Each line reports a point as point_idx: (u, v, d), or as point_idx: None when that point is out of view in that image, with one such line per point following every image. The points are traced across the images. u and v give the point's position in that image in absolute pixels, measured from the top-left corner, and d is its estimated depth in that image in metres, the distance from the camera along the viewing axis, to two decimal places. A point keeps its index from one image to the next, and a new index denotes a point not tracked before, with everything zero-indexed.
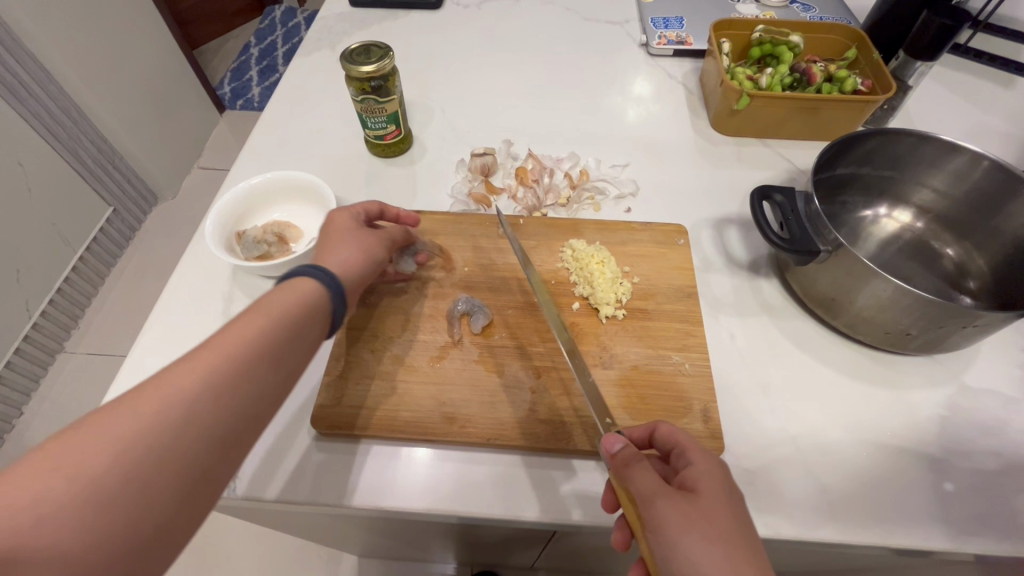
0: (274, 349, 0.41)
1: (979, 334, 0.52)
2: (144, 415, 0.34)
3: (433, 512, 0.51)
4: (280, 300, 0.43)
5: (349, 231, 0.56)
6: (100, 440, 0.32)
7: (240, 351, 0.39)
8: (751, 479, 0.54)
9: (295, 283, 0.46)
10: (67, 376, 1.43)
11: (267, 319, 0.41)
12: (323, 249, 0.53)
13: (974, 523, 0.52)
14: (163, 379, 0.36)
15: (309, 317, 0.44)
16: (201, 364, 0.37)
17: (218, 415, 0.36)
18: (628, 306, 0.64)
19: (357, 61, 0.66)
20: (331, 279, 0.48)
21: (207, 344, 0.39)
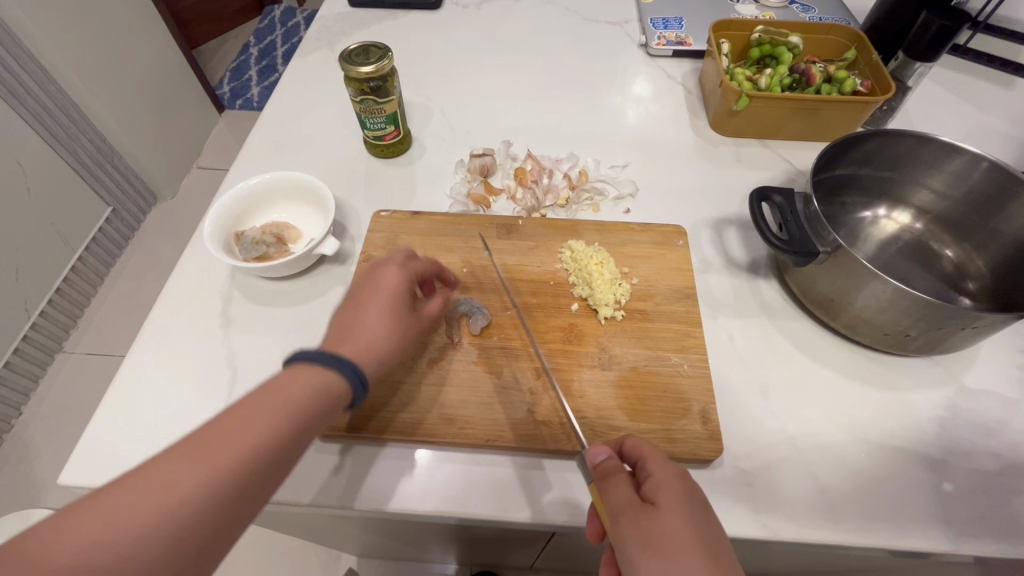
0: (284, 451, 0.38)
1: (979, 335, 0.52)
2: (245, 437, 0.37)
3: (432, 513, 0.51)
4: (302, 393, 0.40)
5: (387, 300, 0.50)
6: (209, 456, 0.35)
7: (247, 454, 0.36)
8: (751, 480, 0.54)
9: (322, 373, 0.42)
10: (66, 375, 1.43)
11: (283, 417, 0.38)
12: (356, 318, 0.48)
13: (973, 524, 0.52)
14: (164, 479, 0.34)
15: (327, 413, 0.41)
16: (204, 468, 0.35)
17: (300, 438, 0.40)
18: (627, 307, 0.64)
19: (356, 61, 0.66)
20: (363, 390, 0.44)
21: (216, 438, 0.36)
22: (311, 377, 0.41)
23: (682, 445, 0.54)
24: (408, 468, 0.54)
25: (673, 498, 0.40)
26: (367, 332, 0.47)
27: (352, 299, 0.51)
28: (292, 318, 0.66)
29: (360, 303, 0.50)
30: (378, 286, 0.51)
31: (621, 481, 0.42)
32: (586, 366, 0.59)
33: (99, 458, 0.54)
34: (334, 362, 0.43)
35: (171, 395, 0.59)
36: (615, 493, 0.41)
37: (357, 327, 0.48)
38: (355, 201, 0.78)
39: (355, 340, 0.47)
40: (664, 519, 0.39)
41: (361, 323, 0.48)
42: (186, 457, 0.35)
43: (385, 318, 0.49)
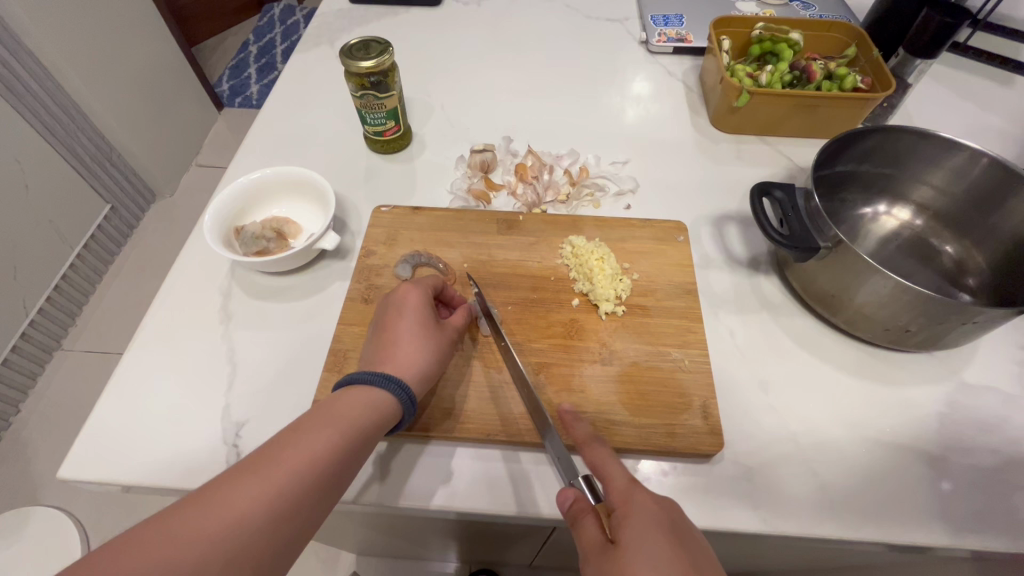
0: (335, 471, 0.41)
1: (979, 331, 0.52)
2: (282, 464, 0.39)
3: (441, 508, 0.51)
4: (351, 414, 0.44)
5: (413, 330, 0.52)
6: (253, 482, 0.37)
7: (303, 470, 0.39)
8: (751, 475, 0.54)
9: (368, 395, 0.46)
10: (64, 373, 1.42)
11: (337, 435, 0.42)
12: (388, 352, 0.51)
13: (974, 519, 0.52)
14: (230, 491, 0.37)
15: (372, 436, 0.44)
16: (266, 481, 0.38)
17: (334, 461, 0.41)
18: (627, 303, 0.64)
19: (357, 56, 0.66)
20: (412, 405, 0.48)
21: (274, 455, 0.39)
22: (361, 398, 0.45)
23: (683, 440, 0.54)
24: (427, 467, 0.54)
25: (642, 523, 0.40)
26: (406, 353, 0.50)
27: (381, 324, 0.54)
28: (292, 313, 0.65)
29: (391, 326, 0.53)
30: (405, 309, 0.54)
31: (592, 519, 0.42)
32: (587, 361, 0.59)
33: (99, 453, 0.54)
34: (380, 381, 0.47)
35: (171, 391, 0.59)
36: (588, 535, 0.41)
37: (395, 350, 0.51)
38: (355, 197, 0.78)
39: (396, 361, 0.50)
40: (635, 548, 0.38)
41: (398, 346, 0.51)
42: (250, 472, 0.38)
43: (420, 337, 0.52)
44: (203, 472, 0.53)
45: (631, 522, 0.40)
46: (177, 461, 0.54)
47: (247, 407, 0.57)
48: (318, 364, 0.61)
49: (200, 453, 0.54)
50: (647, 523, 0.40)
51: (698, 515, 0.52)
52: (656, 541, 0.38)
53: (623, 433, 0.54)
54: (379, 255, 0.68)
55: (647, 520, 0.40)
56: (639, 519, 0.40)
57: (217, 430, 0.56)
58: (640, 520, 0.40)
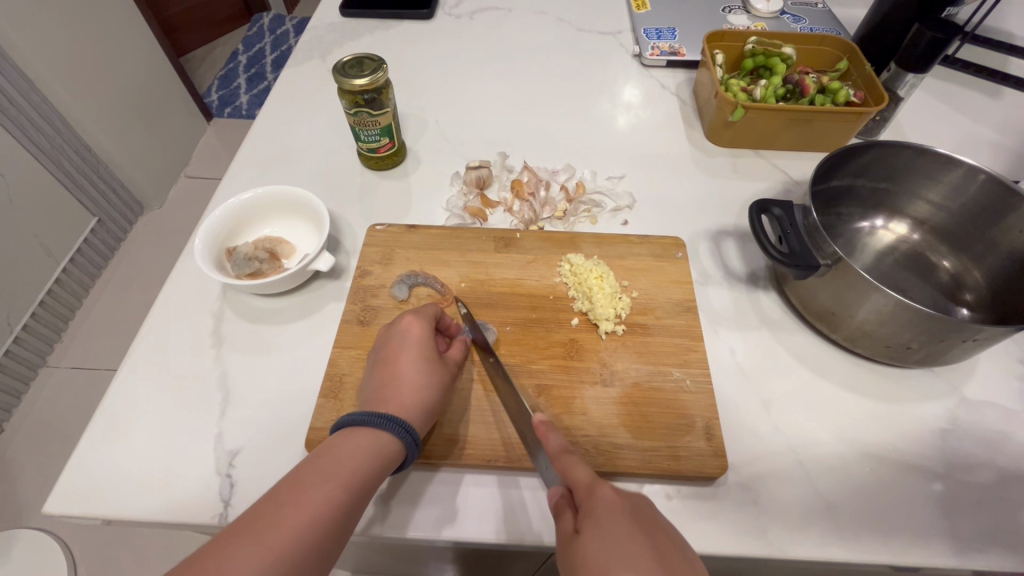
0: (337, 526, 0.40)
1: (980, 347, 0.52)
2: (285, 521, 0.38)
3: (433, 537, 0.50)
4: (355, 463, 0.42)
5: (414, 364, 0.51)
6: (255, 542, 0.36)
7: (305, 529, 0.38)
8: (755, 497, 0.53)
9: (371, 439, 0.44)
10: (49, 391, 1.39)
11: (339, 490, 0.40)
12: (390, 389, 0.49)
13: (980, 539, 0.51)
14: (232, 556, 0.35)
15: (376, 483, 0.43)
16: (265, 543, 0.36)
17: (339, 517, 0.40)
18: (627, 322, 0.63)
19: (351, 74, 0.65)
20: (416, 446, 0.47)
21: (276, 512, 0.38)
22: (365, 442, 0.44)
23: (687, 463, 0.53)
24: (424, 495, 0.53)
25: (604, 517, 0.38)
26: (409, 388, 0.49)
27: (383, 357, 0.52)
28: (285, 337, 0.64)
29: (393, 361, 0.51)
30: (408, 342, 0.52)
31: (568, 514, 0.41)
32: (588, 383, 0.58)
33: (83, 485, 0.52)
34: (384, 424, 0.45)
35: (158, 420, 0.57)
36: (562, 529, 0.40)
37: (398, 386, 0.49)
38: (349, 214, 0.77)
39: (398, 398, 0.49)
40: (595, 541, 0.37)
41: (401, 380, 0.50)
42: (251, 533, 0.37)
43: (423, 371, 0.51)
44: (190, 505, 0.51)
45: (595, 515, 0.39)
46: (165, 493, 0.52)
47: (239, 434, 0.56)
48: (313, 389, 0.59)
49: (189, 484, 0.53)
50: (608, 518, 0.38)
51: (705, 540, 0.51)
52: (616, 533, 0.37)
53: (625, 457, 0.53)
54: (375, 275, 0.67)
55: (608, 515, 0.38)
56: (603, 511, 0.39)
57: (209, 460, 0.54)
58: (602, 515, 0.38)
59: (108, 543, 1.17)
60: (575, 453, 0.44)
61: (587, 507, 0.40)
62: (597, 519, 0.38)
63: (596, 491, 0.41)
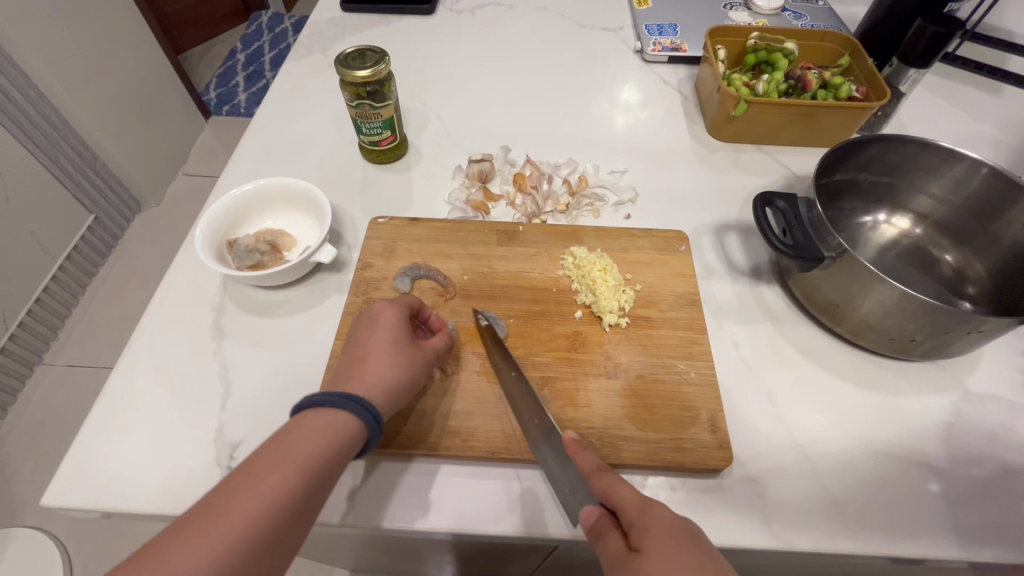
0: (291, 512, 0.38)
1: (984, 339, 0.52)
2: (236, 509, 0.36)
3: (434, 530, 0.50)
4: (312, 445, 0.40)
5: (381, 345, 0.50)
6: (204, 532, 0.34)
7: (262, 514, 0.36)
8: (760, 490, 0.53)
9: (329, 419, 0.43)
10: (46, 389, 1.38)
11: (299, 473, 0.39)
12: (354, 369, 0.48)
13: (985, 531, 0.51)
14: (179, 548, 0.33)
15: (337, 464, 0.41)
16: (217, 529, 0.35)
17: (295, 503, 0.38)
18: (631, 314, 0.63)
19: (353, 65, 0.65)
20: (377, 425, 0.45)
21: (224, 501, 0.36)
22: (322, 423, 0.42)
23: (692, 455, 0.52)
24: (422, 485, 0.52)
25: (662, 531, 0.38)
26: (374, 368, 0.48)
27: (354, 341, 0.52)
28: (287, 329, 0.64)
29: (361, 343, 0.51)
30: (379, 326, 0.52)
31: (615, 533, 0.40)
32: (592, 374, 0.58)
33: (81, 478, 0.51)
34: (342, 402, 0.44)
35: (157, 412, 0.56)
36: (612, 548, 0.39)
37: (363, 366, 0.48)
38: (351, 207, 0.76)
39: (362, 377, 0.47)
40: (657, 556, 0.36)
41: (367, 361, 0.49)
42: (198, 523, 0.35)
43: (390, 353, 0.50)
44: (192, 497, 0.51)
45: (650, 532, 0.38)
46: (165, 486, 0.51)
47: (241, 427, 0.55)
48: (314, 382, 0.59)
49: (189, 477, 0.52)
50: (667, 536, 0.37)
51: (710, 532, 0.51)
52: (677, 552, 0.36)
53: (629, 449, 0.53)
54: (377, 267, 0.67)
55: (666, 533, 0.38)
56: (659, 529, 0.38)
57: (210, 452, 0.54)
58: (658, 532, 0.38)
59: (106, 541, 1.17)
60: (612, 472, 0.44)
61: (640, 524, 0.39)
62: (656, 536, 0.38)
63: (648, 508, 0.40)
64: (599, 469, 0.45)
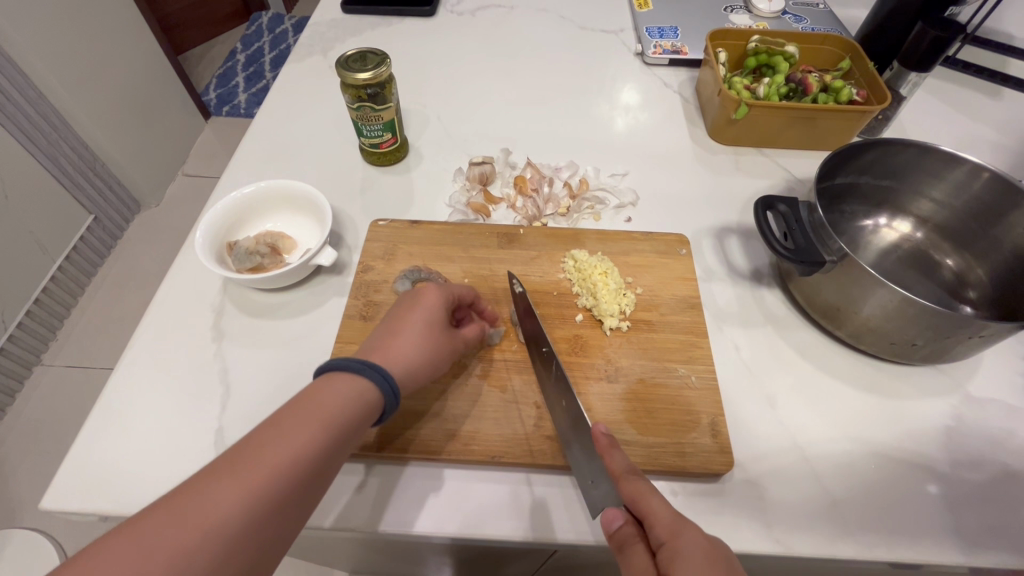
0: (314, 468, 0.39)
1: (985, 344, 0.52)
2: (263, 462, 0.37)
3: (434, 534, 0.50)
4: (336, 406, 0.41)
5: (417, 323, 0.50)
6: (233, 481, 0.36)
7: (281, 472, 0.37)
8: (761, 494, 0.53)
9: (355, 384, 0.43)
10: (44, 390, 1.38)
11: (318, 434, 0.39)
12: (387, 341, 0.49)
13: (986, 536, 0.51)
14: (208, 495, 0.35)
15: (360, 425, 0.42)
16: (238, 485, 0.36)
17: (318, 460, 0.39)
18: (632, 318, 0.63)
19: (354, 68, 0.65)
20: (394, 399, 0.45)
21: (252, 453, 0.37)
22: (350, 388, 0.43)
23: (693, 459, 0.52)
24: (422, 489, 0.52)
25: (692, 563, 0.37)
26: (404, 345, 0.48)
27: (394, 312, 0.52)
28: (287, 331, 0.63)
29: (400, 317, 0.51)
30: (421, 304, 0.52)
31: (641, 548, 0.40)
32: (592, 378, 0.58)
33: (79, 481, 0.51)
34: (368, 372, 0.44)
35: (157, 414, 0.56)
36: (638, 567, 0.40)
37: (396, 339, 0.49)
38: (351, 210, 0.76)
39: (392, 351, 0.48)
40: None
41: (401, 336, 0.49)
42: (228, 472, 0.36)
43: (424, 333, 0.50)
44: None
45: (679, 558, 0.38)
46: (164, 489, 0.51)
47: (240, 431, 0.55)
48: None
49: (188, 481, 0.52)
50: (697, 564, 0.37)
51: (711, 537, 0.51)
52: None
53: (629, 453, 0.53)
54: (377, 270, 0.67)
55: (696, 560, 0.37)
56: (689, 554, 0.37)
57: (210, 456, 0.53)
58: (688, 559, 0.37)
59: None
60: (643, 479, 0.43)
61: (668, 548, 0.39)
62: (685, 563, 0.37)
63: (677, 529, 0.39)
64: (628, 473, 0.44)
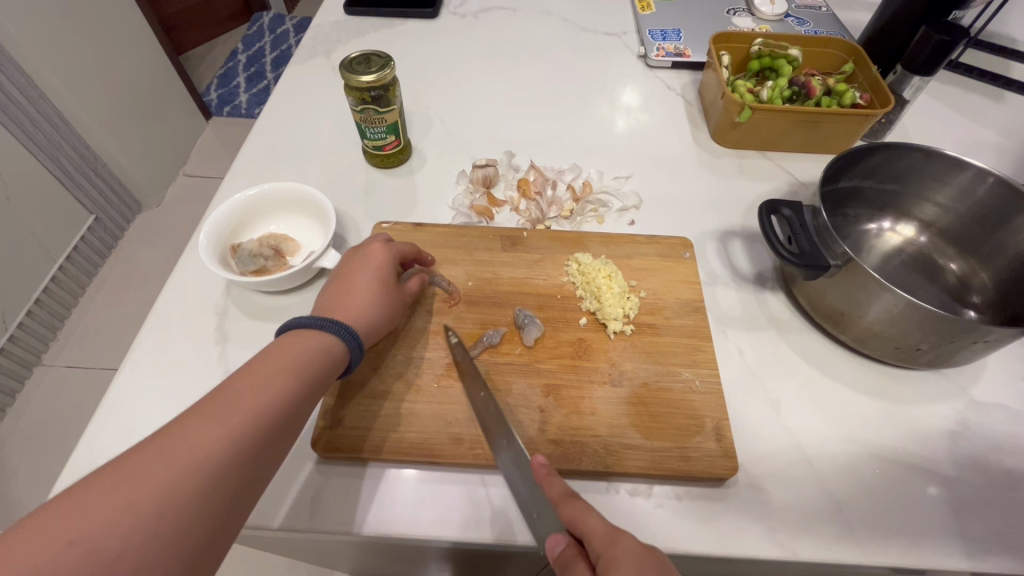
0: (289, 410, 0.43)
1: (989, 349, 0.52)
2: (243, 403, 0.40)
3: (438, 538, 0.49)
4: (305, 357, 0.46)
5: (367, 283, 0.54)
6: (217, 418, 0.39)
7: (261, 410, 0.41)
8: (765, 499, 0.53)
9: (318, 338, 0.48)
10: (44, 390, 1.37)
11: (291, 378, 0.44)
12: (340, 300, 0.53)
13: (991, 541, 0.51)
14: (195, 429, 0.38)
15: (327, 375, 0.47)
16: (223, 420, 0.39)
17: (292, 404, 0.43)
18: (636, 321, 0.63)
19: (358, 70, 0.65)
20: (360, 351, 0.50)
21: (232, 396, 0.41)
22: (313, 341, 0.47)
23: (698, 464, 0.52)
24: (426, 493, 0.52)
25: (626, 566, 0.37)
26: (359, 303, 0.53)
27: (341, 275, 0.56)
28: None
29: (349, 278, 0.55)
30: (367, 264, 0.56)
31: (583, 567, 0.39)
32: (597, 382, 0.58)
33: None
34: (330, 326, 0.48)
35: (160, 416, 0.56)
36: None
37: (350, 299, 0.53)
38: (355, 212, 0.76)
39: (348, 310, 0.52)
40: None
41: (354, 296, 0.53)
42: (211, 411, 0.39)
43: (375, 291, 0.54)
44: None
45: (614, 566, 0.37)
46: None
47: None
48: None
49: None
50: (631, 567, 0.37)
51: (715, 542, 0.50)
52: None
53: (634, 458, 0.53)
54: None
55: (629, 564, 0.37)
56: (623, 560, 0.37)
57: None
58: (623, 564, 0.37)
59: None
60: (581, 498, 0.43)
61: (606, 557, 0.38)
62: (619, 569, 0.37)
63: (613, 539, 0.39)
64: (566, 495, 0.44)
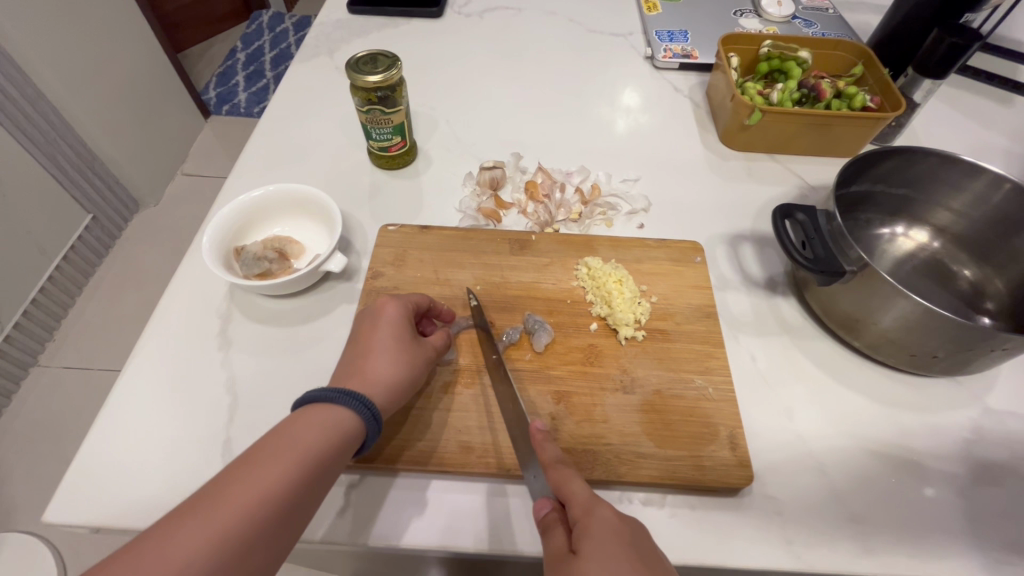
0: (285, 505, 0.38)
1: (1006, 357, 0.51)
2: (232, 501, 0.37)
3: (448, 548, 0.48)
4: (308, 440, 0.41)
5: (382, 341, 0.50)
6: (199, 522, 0.35)
7: (249, 511, 0.37)
8: (780, 509, 0.52)
9: (327, 416, 0.43)
10: (41, 391, 1.36)
11: (288, 469, 0.39)
12: (355, 365, 0.49)
13: (1010, 551, 0.50)
14: (175, 538, 0.34)
15: (335, 460, 0.42)
16: (205, 525, 0.35)
17: (288, 499, 0.39)
18: (647, 327, 0.62)
19: (364, 70, 0.64)
20: (375, 423, 0.45)
21: (221, 492, 0.37)
22: (320, 420, 0.43)
23: (712, 473, 0.51)
24: (435, 503, 0.51)
25: (603, 535, 0.38)
26: (374, 366, 0.48)
27: (355, 338, 0.52)
28: (296, 340, 0.62)
29: (364, 340, 0.51)
30: (380, 323, 0.52)
31: (561, 531, 0.41)
32: (608, 390, 0.57)
33: (82, 493, 0.50)
34: (341, 398, 0.44)
35: (162, 422, 0.55)
36: (554, 546, 0.40)
37: (366, 362, 0.49)
38: (360, 215, 0.75)
39: (364, 374, 0.48)
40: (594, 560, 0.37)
41: (370, 359, 0.49)
42: (195, 513, 0.36)
43: (392, 350, 0.50)
44: None
45: (593, 533, 0.38)
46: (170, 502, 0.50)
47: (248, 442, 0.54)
48: None
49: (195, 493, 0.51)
50: (609, 539, 0.38)
51: (730, 553, 0.49)
52: (614, 555, 0.37)
53: (647, 467, 0.52)
54: (388, 276, 0.65)
55: (607, 535, 0.38)
56: (602, 528, 0.39)
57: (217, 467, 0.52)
58: (601, 533, 0.38)
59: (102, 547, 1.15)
60: (569, 466, 0.44)
61: (584, 524, 0.39)
62: (598, 537, 0.38)
63: (594, 508, 0.40)
64: (556, 461, 0.45)
